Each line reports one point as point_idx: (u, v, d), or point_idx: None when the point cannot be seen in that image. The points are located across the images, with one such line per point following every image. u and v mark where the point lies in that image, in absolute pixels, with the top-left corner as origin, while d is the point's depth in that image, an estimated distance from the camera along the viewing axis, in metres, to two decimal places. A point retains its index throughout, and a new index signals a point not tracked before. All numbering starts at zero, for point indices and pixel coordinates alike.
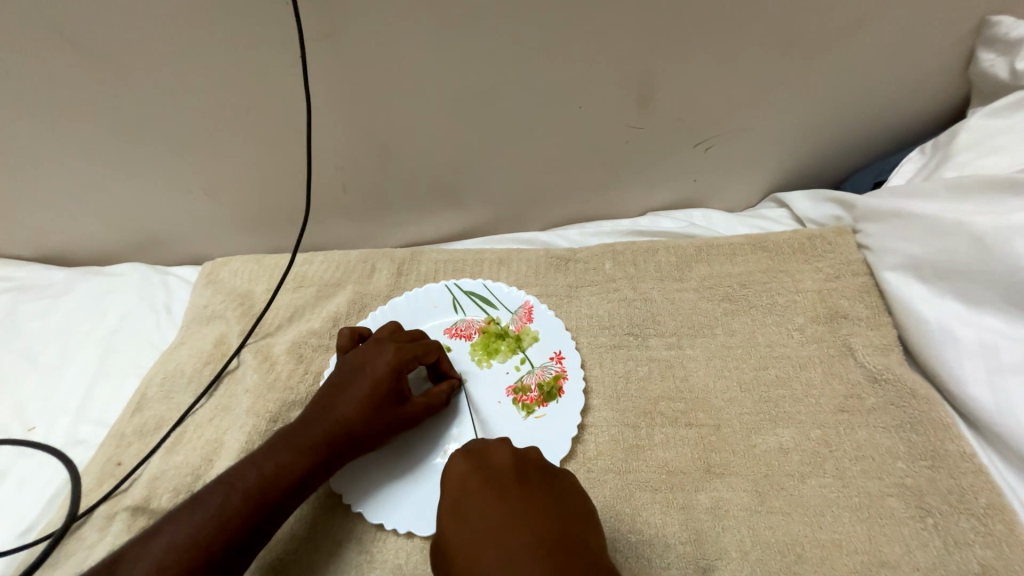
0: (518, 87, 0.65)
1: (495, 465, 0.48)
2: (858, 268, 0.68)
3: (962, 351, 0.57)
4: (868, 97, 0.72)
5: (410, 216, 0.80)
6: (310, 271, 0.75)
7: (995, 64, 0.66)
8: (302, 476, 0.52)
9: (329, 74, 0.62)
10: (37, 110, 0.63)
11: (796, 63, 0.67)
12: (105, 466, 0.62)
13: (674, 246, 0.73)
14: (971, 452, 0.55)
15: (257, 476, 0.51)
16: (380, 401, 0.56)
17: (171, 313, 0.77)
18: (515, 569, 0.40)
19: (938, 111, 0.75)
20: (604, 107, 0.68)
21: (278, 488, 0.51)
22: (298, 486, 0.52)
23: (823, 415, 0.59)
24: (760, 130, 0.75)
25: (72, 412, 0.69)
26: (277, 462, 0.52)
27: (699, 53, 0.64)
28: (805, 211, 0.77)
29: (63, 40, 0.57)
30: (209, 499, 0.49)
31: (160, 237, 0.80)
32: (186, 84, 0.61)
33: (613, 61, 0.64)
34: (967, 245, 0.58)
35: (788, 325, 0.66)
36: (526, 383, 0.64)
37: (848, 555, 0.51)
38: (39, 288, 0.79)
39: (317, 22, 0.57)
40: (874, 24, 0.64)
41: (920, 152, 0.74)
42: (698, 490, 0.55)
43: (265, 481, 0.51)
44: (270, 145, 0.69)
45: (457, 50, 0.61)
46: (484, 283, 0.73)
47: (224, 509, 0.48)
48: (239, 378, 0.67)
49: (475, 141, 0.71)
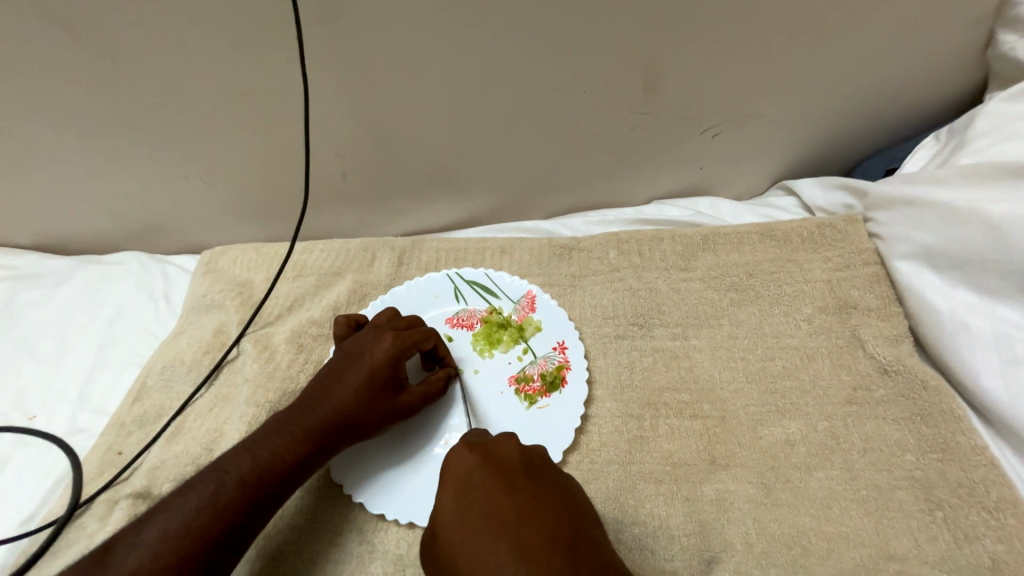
0: (521, 72, 0.64)
1: (502, 461, 0.46)
2: (868, 257, 0.67)
3: (975, 341, 0.55)
4: (880, 81, 0.70)
5: (411, 204, 0.79)
6: (311, 260, 0.75)
7: (1015, 46, 0.64)
8: (296, 463, 0.52)
9: (328, 58, 0.60)
10: (32, 96, 0.62)
11: (808, 45, 0.65)
12: (105, 455, 0.61)
13: (680, 235, 0.72)
14: (982, 445, 0.53)
15: (251, 463, 0.50)
16: (377, 388, 0.56)
17: (170, 302, 0.77)
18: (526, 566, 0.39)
19: (953, 96, 0.73)
20: (609, 92, 0.67)
21: (274, 475, 0.51)
22: (292, 473, 0.52)
23: (831, 407, 0.58)
24: (769, 116, 0.73)
25: (72, 401, 0.68)
26: (271, 449, 0.52)
27: (708, 35, 0.63)
28: (814, 199, 0.76)
29: (56, 25, 0.55)
30: (203, 486, 0.48)
31: (159, 226, 0.79)
32: (182, 68, 0.60)
33: (619, 45, 0.62)
34: (983, 233, 0.56)
35: (795, 315, 0.65)
36: (528, 374, 0.63)
37: (855, 549, 0.50)
38: (39, 276, 0.79)
39: (315, 4, 0.55)
40: (889, 5, 0.62)
41: (935, 138, 0.72)
42: (703, 482, 0.55)
43: (259, 469, 0.50)
44: (269, 133, 0.67)
45: (458, 33, 0.59)
46: (486, 273, 0.71)
47: (218, 496, 0.48)
48: (239, 367, 0.67)
49: (477, 128, 0.69)
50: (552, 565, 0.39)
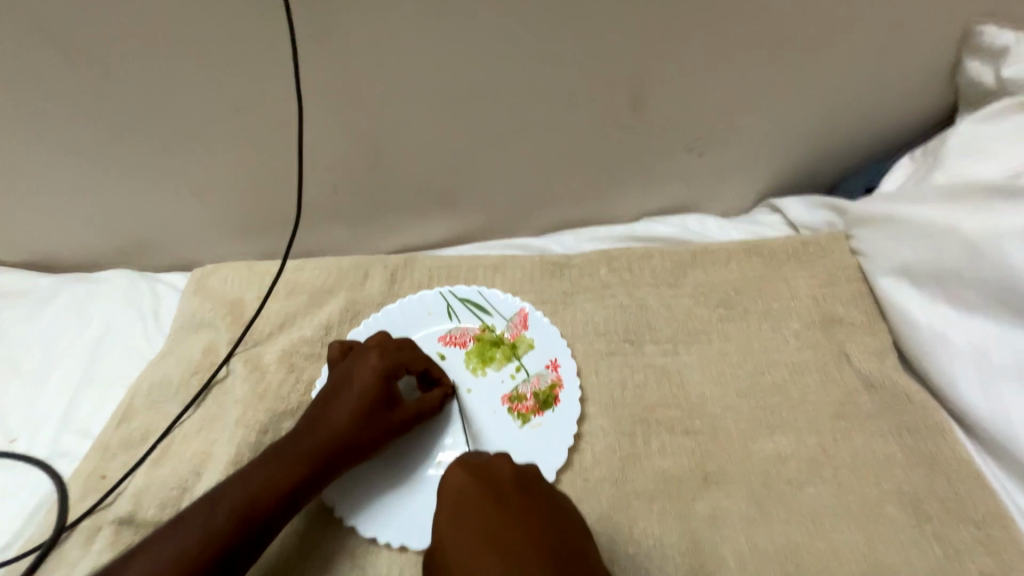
0: (512, 91, 0.65)
1: (494, 479, 0.47)
2: (852, 274, 0.68)
3: (955, 356, 0.57)
4: (859, 103, 0.72)
5: (403, 221, 0.79)
6: (302, 278, 0.74)
7: (981, 72, 0.67)
8: (293, 488, 0.51)
9: (322, 78, 0.61)
10: (24, 114, 0.62)
11: (789, 68, 0.67)
12: (90, 478, 0.60)
13: (669, 252, 0.73)
14: (966, 458, 0.55)
15: (244, 493, 0.50)
16: (371, 408, 0.56)
17: (159, 320, 0.76)
18: None
19: (928, 117, 0.76)
20: (598, 111, 0.68)
21: (269, 502, 0.50)
22: (288, 500, 0.51)
23: (820, 422, 0.59)
24: (754, 135, 0.74)
25: (56, 422, 0.67)
26: (266, 476, 0.51)
27: (693, 58, 0.64)
28: (798, 216, 0.78)
29: (51, 43, 0.56)
30: (194, 517, 0.48)
31: (148, 243, 0.79)
32: (175, 87, 0.60)
33: (607, 67, 0.64)
34: (960, 250, 0.58)
35: (783, 330, 0.66)
36: (521, 392, 0.63)
37: (847, 564, 0.50)
38: (24, 293, 0.77)
39: (310, 25, 0.56)
40: (865, 29, 0.65)
41: (911, 157, 0.74)
42: (696, 498, 0.55)
43: (252, 498, 0.50)
44: (262, 151, 0.68)
45: (451, 55, 0.61)
46: (479, 290, 0.72)
47: (209, 527, 0.47)
48: (228, 388, 0.66)
49: (468, 146, 0.70)
50: None
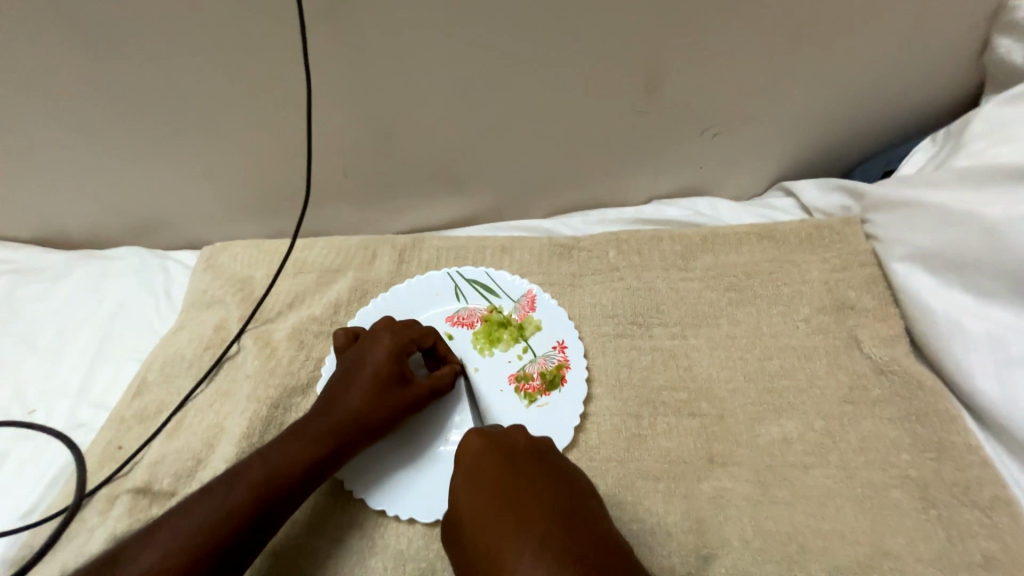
0: (524, 71, 0.64)
1: (509, 446, 0.47)
2: (865, 258, 0.67)
3: (970, 342, 0.56)
4: (878, 85, 0.71)
5: (412, 201, 0.79)
6: (312, 257, 0.75)
7: (1011, 50, 0.65)
8: (311, 466, 0.52)
9: (331, 55, 0.60)
10: (37, 91, 0.62)
11: (808, 47, 0.66)
12: (105, 450, 0.62)
13: (679, 235, 0.72)
14: (976, 444, 0.54)
15: (263, 468, 0.51)
16: (385, 387, 0.57)
17: (170, 298, 0.77)
18: (531, 539, 0.39)
19: (950, 99, 0.74)
20: (611, 91, 0.67)
21: (289, 477, 0.51)
22: (307, 477, 0.52)
23: (828, 406, 0.59)
24: (769, 116, 0.73)
25: (72, 396, 0.68)
26: (285, 453, 0.52)
27: (709, 37, 0.63)
28: (811, 200, 0.76)
29: (62, 19, 0.56)
30: (216, 490, 0.49)
31: (160, 221, 0.79)
32: (186, 64, 0.60)
33: (621, 46, 0.63)
34: (977, 235, 0.57)
35: (793, 315, 0.65)
36: (528, 372, 0.64)
37: (851, 546, 0.50)
38: (39, 270, 0.79)
39: (320, 1, 0.55)
40: (888, 8, 0.63)
41: (932, 141, 0.73)
42: (701, 479, 0.55)
43: (272, 473, 0.50)
44: (272, 130, 0.68)
45: (462, 33, 0.60)
46: (486, 272, 0.72)
47: (231, 500, 0.48)
48: (239, 364, 0.67)
49: (479, 126, 0.70)
50: (555, 537, 0.39)
